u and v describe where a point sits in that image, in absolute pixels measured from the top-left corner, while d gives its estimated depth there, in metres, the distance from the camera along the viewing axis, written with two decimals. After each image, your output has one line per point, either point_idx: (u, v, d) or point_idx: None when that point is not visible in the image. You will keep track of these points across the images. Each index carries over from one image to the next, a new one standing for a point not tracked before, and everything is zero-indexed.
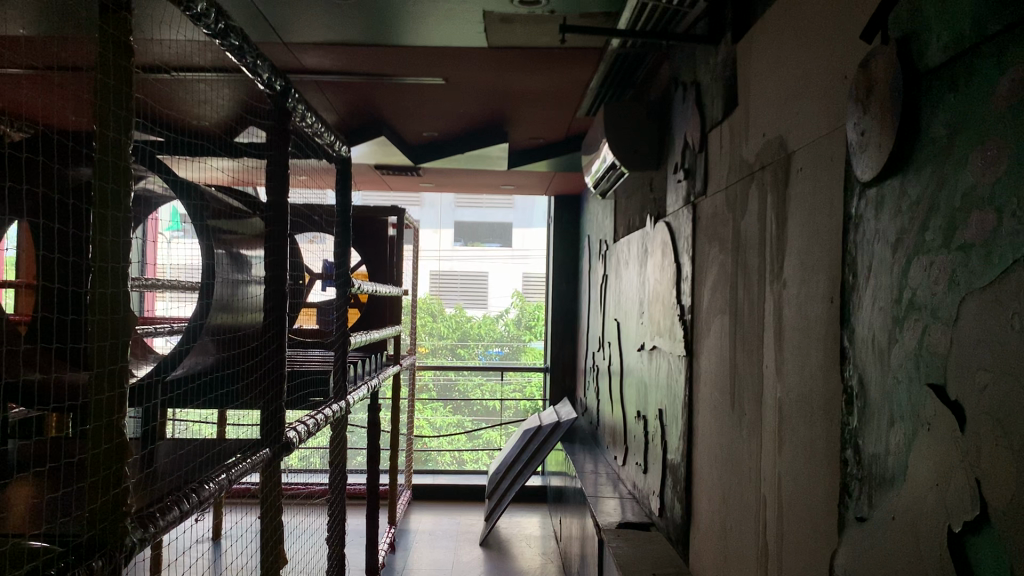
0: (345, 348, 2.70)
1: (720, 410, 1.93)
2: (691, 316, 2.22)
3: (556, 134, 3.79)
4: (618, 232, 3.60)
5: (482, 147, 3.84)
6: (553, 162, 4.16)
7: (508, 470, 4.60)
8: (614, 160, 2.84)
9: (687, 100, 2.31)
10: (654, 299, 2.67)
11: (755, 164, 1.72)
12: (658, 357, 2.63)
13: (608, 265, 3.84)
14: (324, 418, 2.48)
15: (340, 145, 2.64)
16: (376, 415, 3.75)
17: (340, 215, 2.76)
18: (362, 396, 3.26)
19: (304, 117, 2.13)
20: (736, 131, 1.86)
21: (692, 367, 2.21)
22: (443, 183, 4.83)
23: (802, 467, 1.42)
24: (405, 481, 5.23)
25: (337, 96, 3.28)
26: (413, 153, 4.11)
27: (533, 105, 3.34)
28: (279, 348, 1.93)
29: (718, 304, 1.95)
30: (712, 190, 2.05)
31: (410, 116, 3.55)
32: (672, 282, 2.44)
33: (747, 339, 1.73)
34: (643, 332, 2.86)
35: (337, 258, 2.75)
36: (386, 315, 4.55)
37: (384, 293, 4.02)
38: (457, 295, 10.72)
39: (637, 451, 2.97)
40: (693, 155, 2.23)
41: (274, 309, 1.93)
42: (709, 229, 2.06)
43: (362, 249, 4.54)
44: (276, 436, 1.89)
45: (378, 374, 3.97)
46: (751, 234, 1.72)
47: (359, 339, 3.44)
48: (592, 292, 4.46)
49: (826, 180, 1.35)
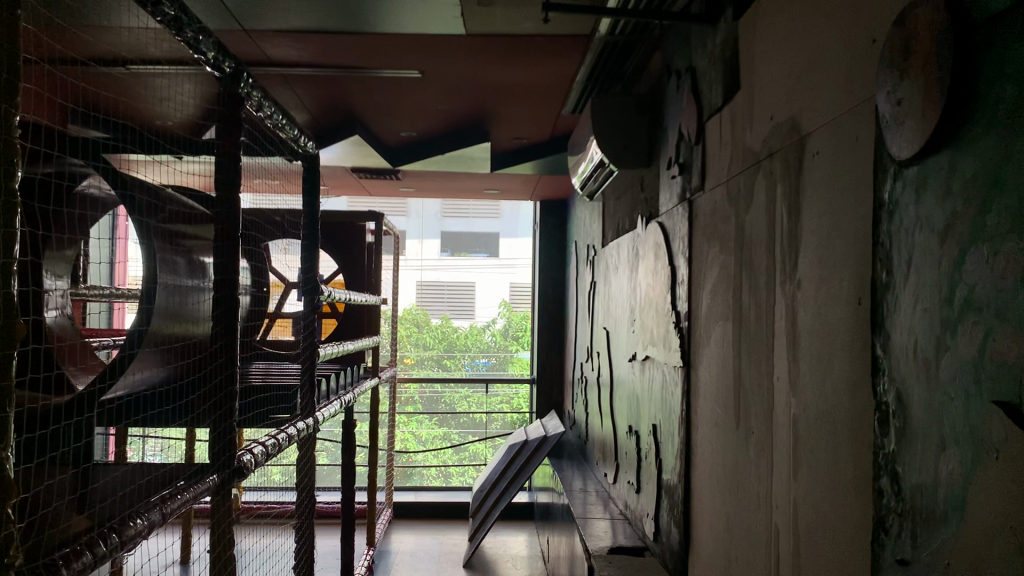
0: (313, 365, 2.50)
1: (723, 427, 1.74)
2: (688, 324, 2.03)
3: (540, 134, 3.61)
4: (606, 236, 3.41)
5: (463, 147, 3.65)
6: (538, 164, 3.98)
7: (492, 488, 4.36)
8: (602, 157, 2.66)
9: (681, 88, 2.12)
10: (647, 305, 2.48)
11: (761, 152, 1.54)
12: (652, 367, 2.43)
13: (597, 272, 3.65)
14: (289, 437, 2.28)
15: (306, 140, 2.44)
16: (350, 431, 3.53)
17: (310, 215, 2.55)
18: (333, 411, 3.05)
19: (261, 106, 1.93)
20: (738, 117, 1.68)
21: (690, 379, 2.01)
22: (423, 186, 4.63)
23: (824, 495, 1.23)
24: (385, 499, 5.01)
25: (306, 91, 3.07)
26: (391, 155, 3.91)
27: (515, 102, 3.15)
28: (227, 362, 1.71)
29: (719, 309, 1.76)
30: (711, 185, 1.87)
31: (386, 114, 3.36)
32: (666, 286, 2.25)
33: (754, 347, 1.54)
34: (635, 341, 2.66)
35: (305, 264, 2.55)
36: (363, 325, 4.35)
37: (359, 302, 3.81)
38: (444, 306, 10.30)
39: (629, 468, 2.77)
40: (689, 148, 2.05)
41: (224, 324, 1.71)
42: (708, 227, 1.87)
43: (338, 256, 4.34)
44: (228, 461, 1.69)
45: (354, 388, 3.75)
46: (758, 230, 1.53)
47: (330, 351, 3.23)
48: (580, 300, 4.26)
49: (852, 164, 1.16)
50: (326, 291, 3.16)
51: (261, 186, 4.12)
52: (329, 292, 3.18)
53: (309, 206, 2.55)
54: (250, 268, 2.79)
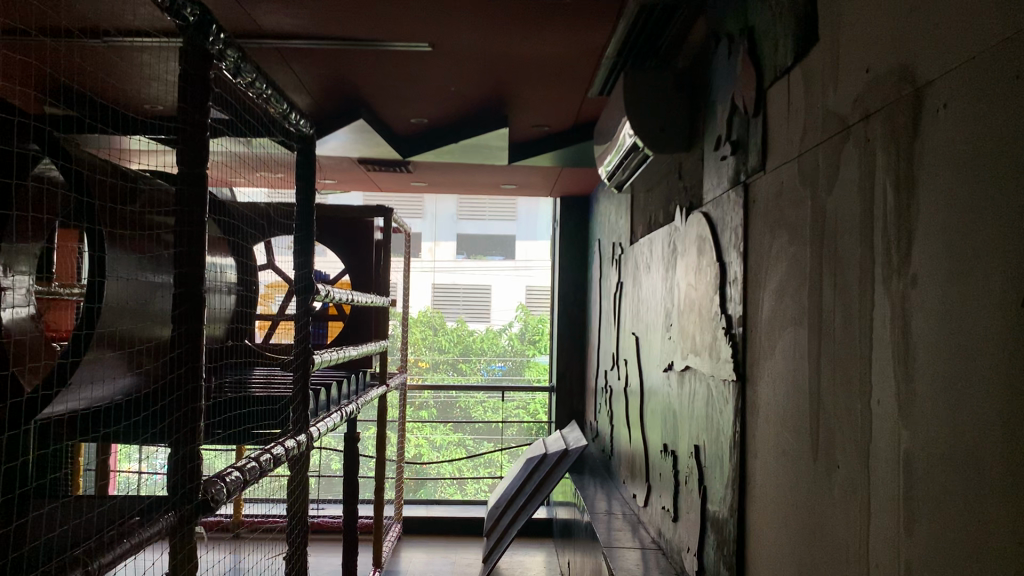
0: (307, 372, 2.19)
1: (793, 457, 1.43)
2: (743, 330, 1.72)
3: (564, 121, 3.30)
4: (636, 231, 3.10)
5: (479, 136, 3.36)
6: (559, 154, 3.67)
7: (507, 505, 4.03)
8: (635, 139, 2.34)
9: (734, 52, 1.81)
10: (687, 309, 2.17)
11: (853, 115, 1.22)
12: (693, 379, 2.12)
13: (624, 271, 3.34)
14: (279, 456, 1.98)
15: (303, 120, 2.14)
16: (353, 444, 3.23)
17: (305, 205, 2.24)
18: (334, 423, 2.76)
19: (237, 68, 1.63)
20: (816, 75, 1.37)
21: (747, 396, 1.70)
22: (436, 180, 4.34)
23: (960, 565, 0.91)
24: (395, 514, 4.71)
25: (307, 69, 2.79)
26: (401, 144, 3.62)
27: (535, 83, 2.86)
28: (190, 373, 1.40)
29: (789, 313, 1.45)
30: (776, 163, 1.55)
31: (395, 98, 3.07)
32: (712, 285, 1.94)
33: (842, 361, 1.23)
34: (671, 348, 2.35)
35: (299, 260, 2.23)
36: (370, 328, 4.06)
37: (365, 303, 3.51)
38: (459, 308, 9.99)
39: (664, 491, 2.46)
40: (745, 121, 1.74)
41: (188, 329, 1.41)
42: (772, 213, 1.56)
43: (344, 255, 4.04)
44: (191, 495, 1.39)
45: (360, 397, 3.46)
46: (848, 214, 1.22)
47: (330, 356, 2.93)
48: (604, 302, 3.95)
49: (1010, 115, 0.85)
50: (325, 290, 2.86)
51: (256, 180, 3.89)
52: (330, 292, 2.89)
53: (305, 195, 2.24)
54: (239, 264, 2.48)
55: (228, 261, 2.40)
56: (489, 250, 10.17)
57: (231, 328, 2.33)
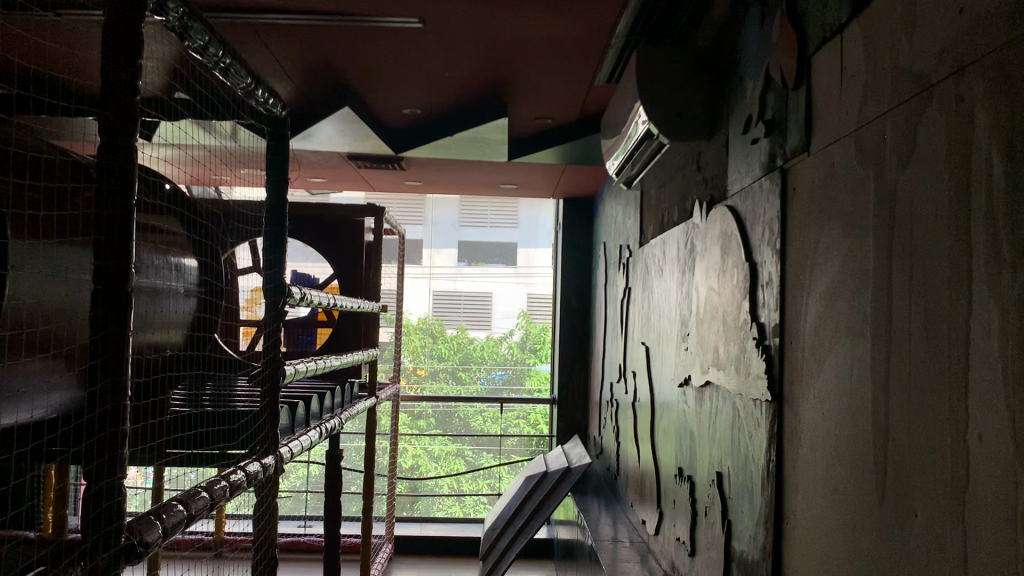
0: (276, 387, 1.94)
1: (848, 501, 1.17)
2: (780, 341, 1.46)
3: (569, 113, 3.05)
4: (646, 232, 2.84)
5: (476, 129, 3.11)
6: (563, 151, 3.42)
7: (504, 527, 3.70)
8: (647, 125, 2.09)
9: (769, 17, 1.56)
10: (708, 317, 1.91)
11: (937, 70, 0.96)
12: (716, 397, 1.86)
13: (632, 276, 3.08)
14: (241, 482, 1.70)
15: (274, 99, 1.88)
16: (336, 462, 2.98)
17: (276, 198, 1.98)
18: (312, 441, 2.49)
19: (184, 27, 1.37)
20: (881, 30, 1.11)
21: (784, 421, 1.44)
22: (432, 178, 4.09)
23: None
24: (386, 533, 4.45)
25: (287, 49, 2.54)
26: (393, 138, 3.37)
27: (538, 68, 2.61)
28: (113, 389, 1.01)
29: (844, 323, 1.20)
30: (825, 141, 1.30)
31: (386, 85, 2.82)
32: (739, 289, 1.68)
33: (924, 384, 0.97)
34: (688, 361, 2.09)
35: (267, 258, 1.97)
36: (359, 336, 3.81)
37: (351, 308, 3.24)
38: (461, 316, 9.58)
39: (679, 521, 2.19)
40: (783, 95, 1.48)
41: (111, 332, 1.01)
42: (821, 204, 1.30)
43: (332, 258, 3.79)
44: (112, 540, 1.01)
45: (345, 411, 3.20)
46: (932, 198, 0.97)
47: (310, 366, 2.66)
48: (610, 310, 3.70)
49: None
50: (305, 294, 2.60)
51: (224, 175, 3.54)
52: (311, 296, 2.63)
53: (276, 186, 1.98)
54: (202, 264, 2.11)
55: (191, 262, 2.05)
56: (488, 257, 9.51)
57: (190, 338, 2.09)
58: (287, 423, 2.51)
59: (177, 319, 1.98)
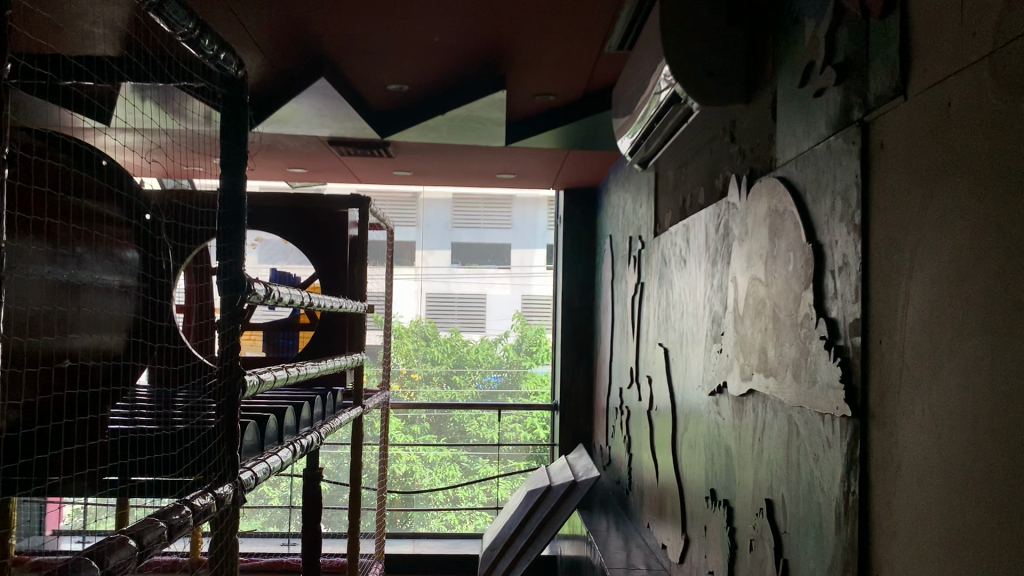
0: (235, 403, 1.61)
1: (988, 558, 0.86)
2: (862, 340, 1.15)
3: (574, 88, 2.74)
4: (663, 219, 2.53)
5: (471, 107, 2.80)
6: (566, 133, 3.10)
7: (504, 547, 3.35)
8: (674, 87, 1.78)
9: None
10: (752, 312, 1.60)
11: None
12: (765, 409, 1.55)
13: (646, 269, 2.77)
14: (184, 521, 1.33)
15: (226, 54, 1.55)
16: (316, 483, 2.64)
17: (230, 174, 1.64)
18: (286, 459, 2.15)
19: None
20: None
21: (870, 441, 1.13)
22: (422, 166, 3.76)
23: None
24: (377, 551, 4.12)
25: (253, 11, 2.21)
26: (378, 120, 3.05)
27: (542, 32, 2.29)
28: None
29: (980, 318, 0.88)
30: (938, 77, 0.98)
31: (369, 55, 2.49)
32: (798, 278, 1.37)
33: None
34: (725, 363, 1.78)
35: (222, 245, 1.63)
36: (344, 338, 3.48)
37: (332, 307, 2.88)
38: (454, 317, 9.29)
39: (712, 550, 1.88)
40: (862, 27, 1.17)
41: None
42: (935, 159, 0.98)
43: (314, 254, 3.46)
44: None
45: (327, 422, 2.84)
46: None
47: (285, 373, 2.33)
48: (618, 307, 3.38)
49: None
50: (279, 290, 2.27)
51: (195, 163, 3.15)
52: (288, 295, 2.29)
53: (233, 159, 1.64)
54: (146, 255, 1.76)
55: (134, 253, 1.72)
56: (484, 258, 9.03)
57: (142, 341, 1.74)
58: (254, 441, 2.12)
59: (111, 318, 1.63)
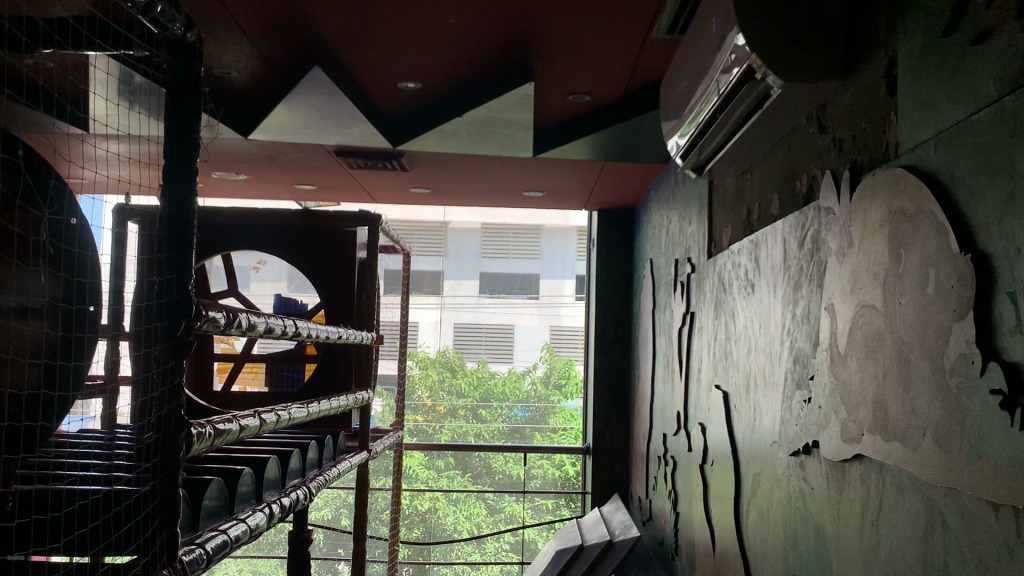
0: (175, 464, 1.12)
1: None
2: None
3: (613, 85, 2.36)
4: (721, 235, 2.12)
5: (494, 108, 2.43)
6: (603, 142, 2.73)
7: None
8: (755, 62, 1.37)
9: None
10: (864, 351, 1.19)
11: None
12: (883, 485, 1.14)
13: (697, 296, 2.37)
14: None
15: (170, 11, 1.12)
16: (304, 545, 2.24)
17: (175, 164, 1.18)
18: (263, 525, 1.70)
19: None
20: None
21: None
22: (441, 182, 3.41)
23: None
24: None
25: None
26: (387, 124, 2.70)
27: (578, 14, 1.92)
28: None
29: None
30: None
31: (374, 47, 2.14)
32: (948, 307, 0.96)
33: None
34: (820, 417, 1.36)
35: (161, 259, 1.17)
36: (350, 372, 3.08)
37: (335, 339, 2.47)
38: (481, 347, 8.88)
39: None
40: None
41: None
42: None
43: (318, 278, 3.09)
44: None
45: (325, 473, 2.33)
46: None
47: (286, 418, 1.95)
48: (662, 340, 2.97)
49: None
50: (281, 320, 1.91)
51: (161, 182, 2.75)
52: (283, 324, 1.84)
53: (180, 148, 1.19)
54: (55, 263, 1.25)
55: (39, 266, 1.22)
56: (509, 286, 8.71)
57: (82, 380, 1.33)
58: (221, 502, 1.64)
59: (37, 359, 1.21)
